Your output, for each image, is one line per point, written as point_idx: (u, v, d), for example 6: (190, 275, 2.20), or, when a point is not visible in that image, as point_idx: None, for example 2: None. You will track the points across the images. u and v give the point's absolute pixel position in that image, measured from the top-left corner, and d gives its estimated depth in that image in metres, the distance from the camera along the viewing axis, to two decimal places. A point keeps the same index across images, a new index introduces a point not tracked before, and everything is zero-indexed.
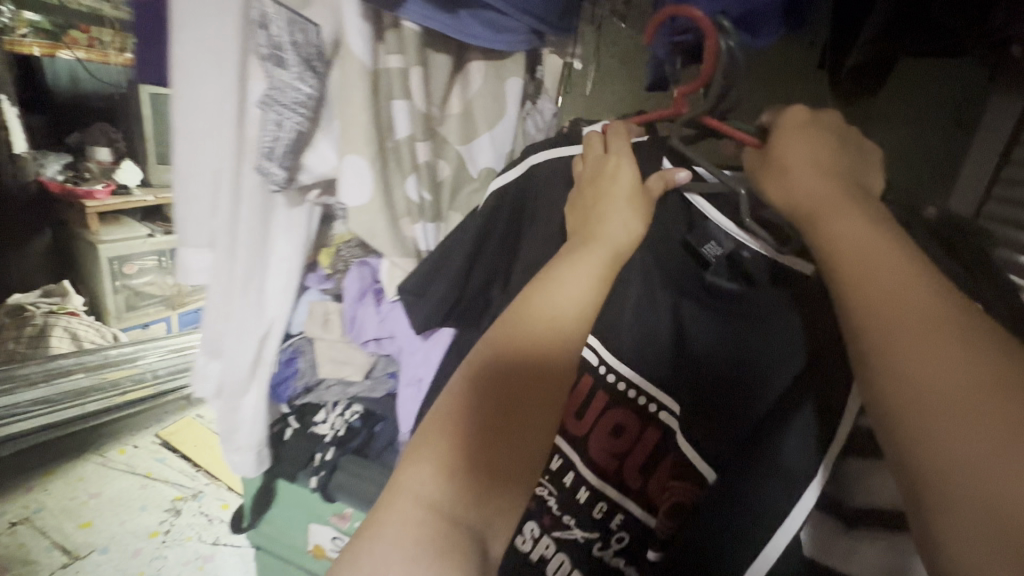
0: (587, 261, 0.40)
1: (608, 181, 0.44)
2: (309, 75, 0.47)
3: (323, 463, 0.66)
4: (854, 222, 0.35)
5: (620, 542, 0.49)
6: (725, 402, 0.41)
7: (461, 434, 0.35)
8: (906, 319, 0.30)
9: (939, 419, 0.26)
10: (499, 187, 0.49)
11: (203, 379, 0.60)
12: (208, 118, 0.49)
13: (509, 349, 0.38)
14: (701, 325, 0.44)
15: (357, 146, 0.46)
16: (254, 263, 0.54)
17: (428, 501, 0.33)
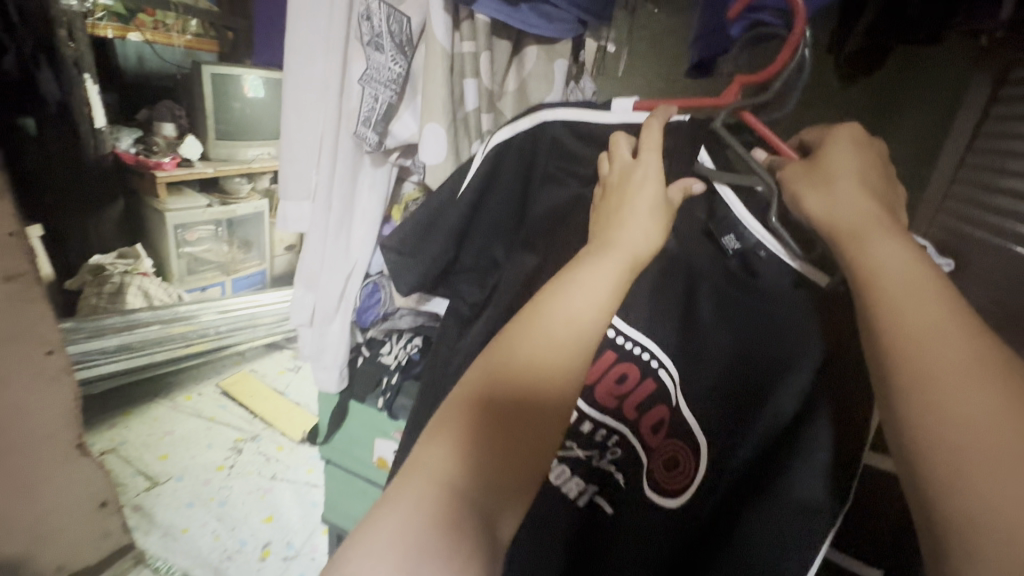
0: (607, 265, 0.43)
1: (635, 181, 0.48)
2: (401, 57, 0.58)
3: (389, 386, 0.78)
4: (891, 247, 0.38)
5: (613, 456, 0.55)
6: (743, 392, 0.48)
7: (482, 421, 0.37)
8: (945, 355, 0.32)
9: (956, 439, 0.30)
10: (513, 135, 0.56)
11: (299, 309, 0.73)
12: (316, 93, 0.62)
13: (534, 345, 0.40)
14: (709, 307, 0.51)
15: (437, 117, 0.58)
16: (345, 211, 0.67)
17: (447, 479, 0.35)
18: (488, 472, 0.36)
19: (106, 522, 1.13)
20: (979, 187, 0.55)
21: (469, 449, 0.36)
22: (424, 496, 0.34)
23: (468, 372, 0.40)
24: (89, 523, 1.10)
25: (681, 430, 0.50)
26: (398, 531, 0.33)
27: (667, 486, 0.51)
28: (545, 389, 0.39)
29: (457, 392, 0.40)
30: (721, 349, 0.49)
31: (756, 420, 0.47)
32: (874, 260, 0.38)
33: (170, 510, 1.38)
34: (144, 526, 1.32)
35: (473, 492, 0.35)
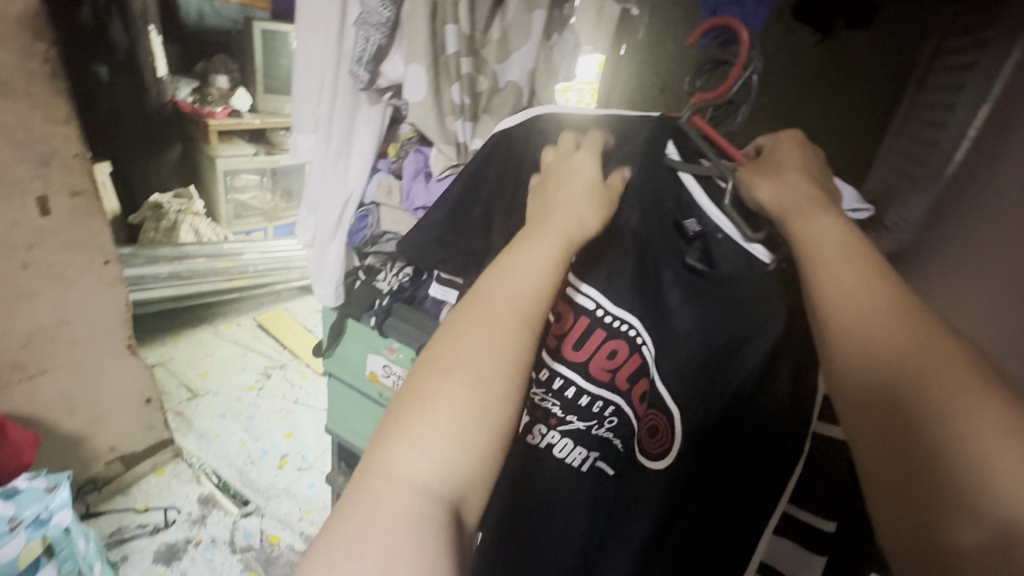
0: (549, 241, 0.48)
1: (579, 166, 0.55)
2: (390, 3, 0.65)
3: (380, 307, 0.89)
4: (829, 224, 0.45)
5: (610, 423, 0.67)
6: (710, 386, 0.57)
7: (440, 419, 0.38)
8: (876, 319, 0.38)
9: (934, 391, 0.33)
10: (506, 129, 0.65)
11: (304, 230, 0.84)
12: (322, 34, 0.70)
13: (485, 304, 0.44)
14: (675, 299, 0.59)
15: (418, 58, 0.65)
16: (342, 144, 0.76)
17: (418, 485, 0.36)
18: (448, 458, 0.37)
19: (150, 416, 1.32)
20: (923, 136, 0.57)
21: (431, 441, 0.37)
22: (390, 512, 0.35)
23: (416, 372, 0.41)
24: (137, 415, 1.29)
25: (660, 404, 0.61)
26: (386, 527, 0.35)
27: (652, 449, 0.62)
28: (488, 366, 0.41)
29: (409, 387, 0.41)
30: (691, 344, 0.58)
31: (722, 411, 0.58)
32: (820, 241, 0.44)
33: (207, 419, 1.57)
34: (184, 428, 1.53)
35: (438, 483, 0.37)
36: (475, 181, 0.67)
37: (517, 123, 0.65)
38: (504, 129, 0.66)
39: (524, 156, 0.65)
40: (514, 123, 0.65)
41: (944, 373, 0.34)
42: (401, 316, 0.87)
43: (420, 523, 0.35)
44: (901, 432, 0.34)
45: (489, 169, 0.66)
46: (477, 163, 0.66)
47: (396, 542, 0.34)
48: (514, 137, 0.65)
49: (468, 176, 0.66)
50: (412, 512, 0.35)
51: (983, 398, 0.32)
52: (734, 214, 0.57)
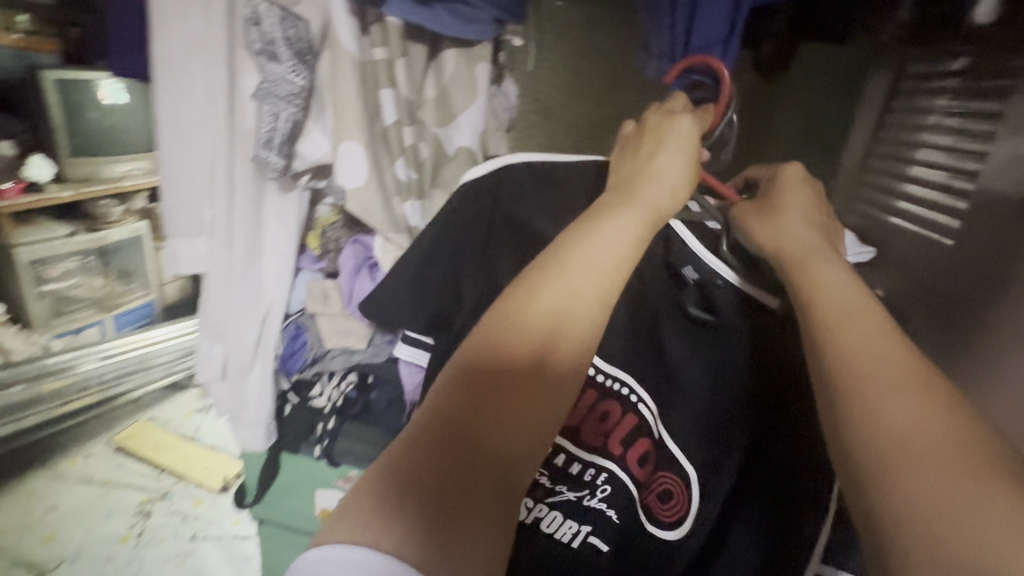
0: (632, 228, 0.38)
1: (649, 192, 0.40)
2: (302, 68, 0.50)
3: (326, 432, 0.71)
4: (838, 273, 0.38)
5: (602, 493, 0.47)
6: (722, 436, 0.44)
7: (487, 378, 0.32)
8: (883, 373, 0.31)
9: (912, 464, 0.27)
10: (476, 177, 0.51)
11: (209, 362, 0.65)
12: (200, 108, 0.54)
13: (567, 271, 0.35)
14: (677, 350, 0.46)
15: (351, 132, 0.51)
16: (251, 247, 0.59)
17: (451, 442, 0.30)
18: (500, 426, 0.31)
19: None
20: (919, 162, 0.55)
21: (460, 402, 0.32)
22: (400, 463, 0.30)
23: (476, 332, 0.34)
24: None
25: (669, 461, 0.45)
26: (412, 472, 0.29)
27: (662, 517, 0.45)
28: (556, 337, 0.34)
29: (474, 341, 0.34)
30: (696, 388, 0.46)
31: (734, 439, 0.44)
32: (821, 286, 0.37)
33: None
34: None
35: (489, 448, 0.31)
36: (444, 269, 0.51)
37: (486, 174, 0.51)
38: (455, 197, 0.51)
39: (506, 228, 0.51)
40: (482, 173, 0.51)
41: (934, 451, 0.27)
42: (354, 437, 0.70)
43: (438, 492, 0.28)
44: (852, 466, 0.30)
45: (461, 253, 0.51)
46: (431, 239, 0.51)
47: (409, 508, 0.28)
48: (489, 189, 0.51)
49: (430, 263, 0.51)
50: (427, 471, 0.29)
51: (966, 480, 0.26)
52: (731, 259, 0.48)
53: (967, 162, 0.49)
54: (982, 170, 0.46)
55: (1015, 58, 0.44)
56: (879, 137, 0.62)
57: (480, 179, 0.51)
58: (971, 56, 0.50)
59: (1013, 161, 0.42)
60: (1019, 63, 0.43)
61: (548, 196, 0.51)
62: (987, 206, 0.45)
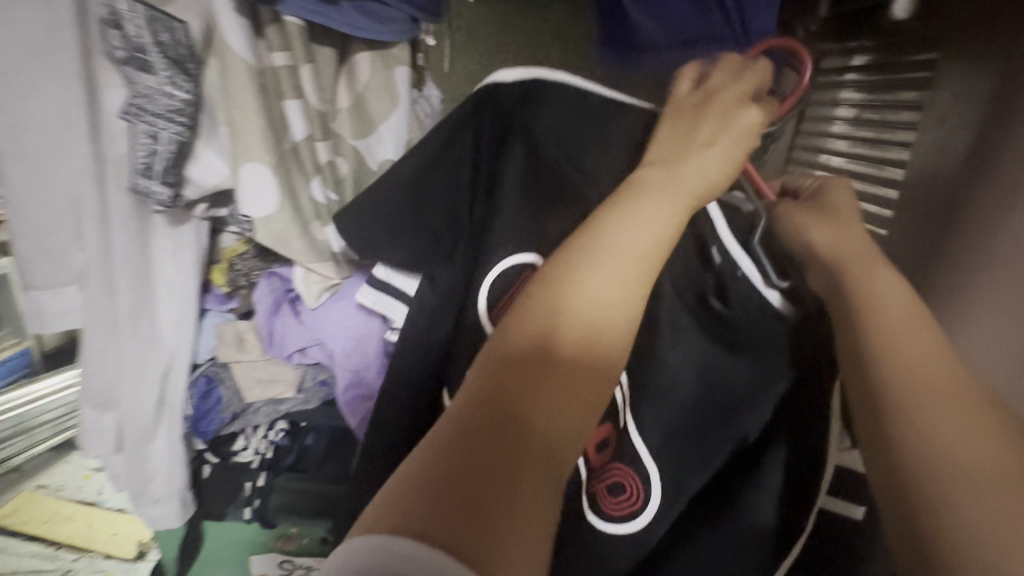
0: (661, 202, 0.34)
1: (682, 172, 0.36)
2: (183, 79, 0.42)
3: (257, 490, 0.63)
4: (895, 283, 0.38)
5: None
6: (703, 430, 0.42)
7: (534, 361, 0.29)
8: (926, 382, 0.33)
9: (966, 476, 0.30)
10: (492, 82, 0.46)
11: (97, 434, 0.54)
12: (55, 134, 0.44)
13: (615, 254, 0.32)
14: (671, 325, 0.42)
15: (253, 151, 0.43)
16: (138, 293, 0.50)
17: (496, 426, 0.27)
18: (559, 410, 0.28)
19: None
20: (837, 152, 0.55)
21: (484, 397, 0.28)
22: (439, 448, 0.26)
23: (521, 311, 0.31)
24: None
25: (631, 457, 0.42)
26: (456, 453, 0.26)
27: (610, 510, 0.42)
28: (574, 316, 0.30)
29: (518, 322, 0.31)
30: (683, 377, 0.42)
31: (721, 437, 0.42)
32: (882, 299, 0.37)
33: None
34: None
35: (547, 432, 0.28)
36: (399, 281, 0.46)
37: (512, 84, 0.45)
38: (406, 181, 0.44)
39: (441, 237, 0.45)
40: (508, 82, 0.45)
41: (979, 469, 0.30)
42: (288, 489, 0.64)
43: (483, 475, 0.25)
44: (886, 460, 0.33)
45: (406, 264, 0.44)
46: (398, 200, 0.44)
47: (456, 508, 0.24)
48: (504, 103, 0.45)
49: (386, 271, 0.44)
50: (471, 461, 0.26)
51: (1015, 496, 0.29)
52: (762, 255, 0.43)
53: (890, 136, 0.48)
54: (905, 159, 0.45)
55: (924, 48, 0.44)
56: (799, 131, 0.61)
57: (502, 84, 0.45)
58: (873, 51, 0.50)
59: (933, 151, 0.42)
60: (930, 54, 0.43)
61: (566, 129, 0.45)
62: (913, 188, 0.44)
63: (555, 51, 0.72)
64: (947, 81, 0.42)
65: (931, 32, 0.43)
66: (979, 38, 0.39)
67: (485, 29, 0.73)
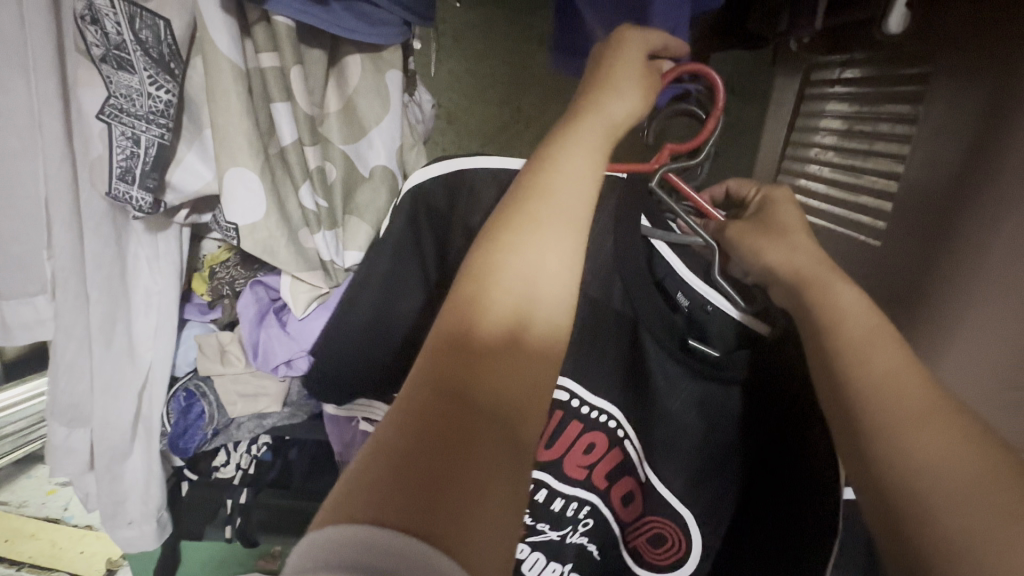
0: (590, 146, 0.32)
1: (605, 103, 0.33)
2: (166, 78, 0.39)
3: (236, 508, 0.60)
4: (855, 295, 0.32)
5: (584, 528, 0.44)
6: (718, 478, 0.39)
7: (479, 333, 0.28)
8: (906, 399, 0.27)
9: (941, 483, 0.24)
10: (417, 182, 0.41)
11: (67, 452, 0.51)
12: (30, 135, 0.42)
13: (554, 216, 0.31)
14: (664, 380, 0.38)
15: (238, 156, 0.42)
16: (111, 303, 0.47)
17: (446, 401, 0.25)
18: (503, 381, 0.27)
19: None
20: (827, 163, 0.55)
21: (429, 374, 0.26)
22: (392, 432, 0.24)
23: (462, 283, 0.29)
24: None
25: (660, 506, 0.40)
26: (411, 435, 0.24)
27: (655, 560, 0.42)
28: (508, 285, 0.29)
29: (461, 293, 0.29)
30: (686, 424, 0.39)
31: (732, 481, 0.39)
32: (837, 318, 0.31)
33: None
34: None
35: (494, 402, 0.26)
36: (369, 314, 0.42)
37: (438, 177, 0.41)
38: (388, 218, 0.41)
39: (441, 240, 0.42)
40: (434, 176, 0.41)
41: (973, 495, 0.24)
42: (266, 512, 0.61)
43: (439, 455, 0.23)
44: (863, 486, 0.27)
45: (402, 274, 0.42)
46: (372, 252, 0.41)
47: (416, 494, 0.22)
48: (439, 198, 0.41)
49: (364, 307, 0.41)
50: (427, 444, 0.24)
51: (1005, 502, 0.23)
52: (729, 285, 0.38)
53: (883, 163, 0.48)
54: (899, 171, 0.46)
55: (916, 62, 0.45)
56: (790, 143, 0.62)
57: (425, 185, 0.41)
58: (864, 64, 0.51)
59: (924, 164, 0.43)
60: (922, 68, 0.44)
61: None
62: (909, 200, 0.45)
63: (542, 58, 0.72)
64: (936, 95, 0.43)
65: (927, 44, 0.44)
66: (967, 56, 0.40)
67: (470, 34, 0.72)
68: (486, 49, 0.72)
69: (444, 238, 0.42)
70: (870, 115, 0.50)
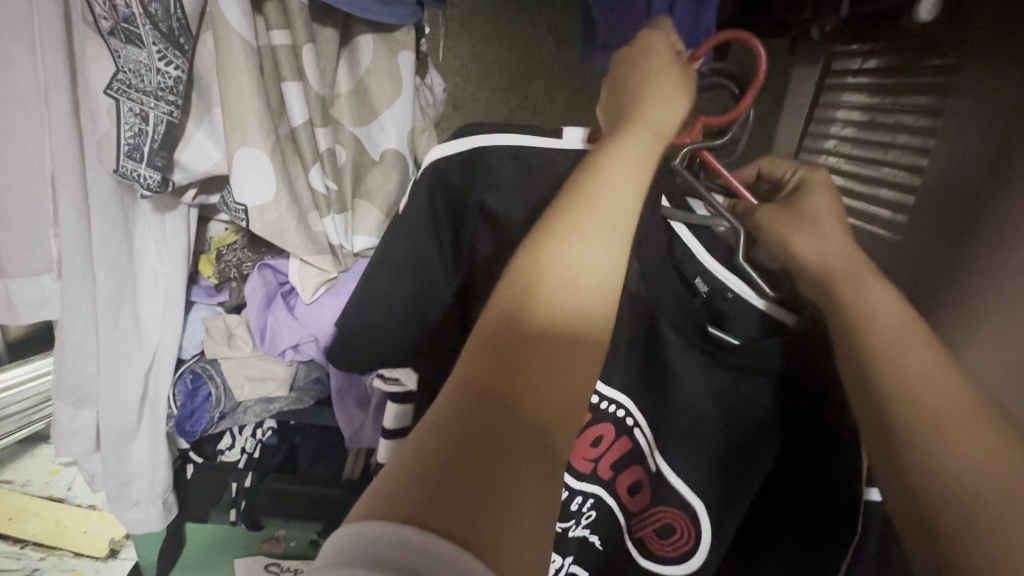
0: (642, 149, 0.30)
1: (650, 108, 0.32)
2: (175, 53, 0.38)
3: (241, 491, 0.60)
4: (877, 285, 0.32)
5: (588, 520, 0.43)
6: (737, 468, 0.39)
7: (524, 333, 0.25)
8: (948, 404, 0.26)
9: (989, 488, 0.24)
10: (439, 157, 0.40)
11: (73, 433, 0.51)
12: (34, 111, 0.42)
13: (601, 210, 0.28)
14: (683, 367, 0.38)
15: (249, 136, 0.41)
16: (118, 283, 0.46)
17: (487, 405, 0.23)
18: (552, 387, 0.25)
19: None
20: (847, 157, 0.54)
21: (472, 374, 0.24)
22: (432, 432, 0.23)
23: (510, 277, 0.27)
24: None
25: (669, 495, 0.40)
26: (451, 437, 0.22)
27: (661, 552, 0.41)
28: (554, 274, 0.27)
29: (506, 290, 0.26)
30: (704, 412, 0.39)
31: (755, 472, 0.38)
32: (867, 309, 0.31)
33: None
34: None
35: (538, 411, 0.24)
36: (377, 299, 0.40)
37: (456, 153, 0.40)
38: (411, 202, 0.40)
39: (456, 226, 0.41)
40: (451, 153, 0.40)
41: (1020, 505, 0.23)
42: (267, 502, 0.58)
43: (479, 460, 0.22)
44: (905, 487, 0.26)
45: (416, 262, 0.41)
46: (394, 232, 0.40)
47: (451, 498, 0.21)
48: (457, 175, 0.40)
49: (377, 288, 0.40)
50: (465, 447, 0.22)
51: None
52: (751, 271, 0.38)
53: (903, 156, 0.47)
54: (923, 165, 0.45)
55: (943, 54, 0.44)
56: (806, 134, 0.61)
57: (445, 162, 0.40)
58: (886, 55, 0.50)
59: (951, 157, 0.42)
60: (949, 61, 0.43)
61: (526, 188, 0.40)
62: (936, 190, 0.44)
63: (549, 45, 0.70)
64: (965, 87, 0.42)
65: (959, 36, 0.42)
66: (1000, 48, 0.39)
67: (481, 18, 0.70)
68: (496, 34, 0.71)
69: (458, 225, 0.41)
70: (893, 107, 0.49)
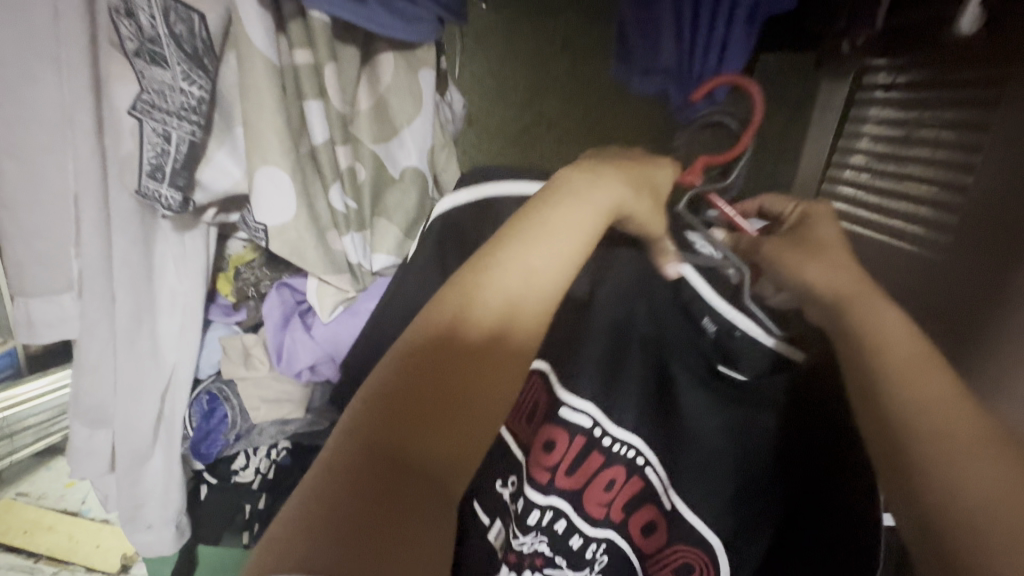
0: (582, 194, 0.32)
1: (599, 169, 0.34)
2: (199, 74, 0.38)
3: (255, 515, 0.58)
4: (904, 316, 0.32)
5: (601, 565, 0.40)
6: (750, 508, 0.36)
7: (436, 366, 0.27)
8: (962, 426, 0.27)
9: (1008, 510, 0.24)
10: (442, 211, 0.41)
11: (88, 453, 0.50)
12: (59, 128, 0.42)
13: (530, 250, 0.30)
14: (694, 407, 0.37)
15: (270, 155, 0.40)
16: (136, 303, 0.46)
17: (393, 438, 0.25)
18: (460, 419, 0.26)
19: None
20: (878, 172, 0.53)
21: (383, 406, 0.26)
22: (341, 465, 0.24)
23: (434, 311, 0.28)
24: None
25: (690, 537, 0.37)
26: (357, 470, 0.24)
27: None
28: (478, 307, 0.28)
29: (428, 323, 0.28)
30: (718, 449, 0.36)
31: (769, 511, 0.36)
32: (882, 336, 0.31)
33: None
34: None
35: (441, 443, 0.25)
36: (396, 319, 0.40)
37: (466, 205, 0.41)
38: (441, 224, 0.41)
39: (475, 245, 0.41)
40: (462, 204, 0.41)
41: None
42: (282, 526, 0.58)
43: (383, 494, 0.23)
44: (935, 509, 0.26)
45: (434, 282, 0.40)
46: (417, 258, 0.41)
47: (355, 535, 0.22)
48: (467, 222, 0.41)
49: (401, 307, 0.40)
50: (370, 482, 0.23)
51: None
52: (760, 310, 0.37)
53: (944, 172, 0.45)
54: (967, 180, 0.43)
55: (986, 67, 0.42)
56: (835, 148, 0.60)
57: (451, 212, 0.41)
58: (916, 69, 0.49)
59: (1005, 171, 0.40)
60: (997, 73, 0.41)
61: None
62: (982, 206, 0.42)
63: (567, 60, 0.70)
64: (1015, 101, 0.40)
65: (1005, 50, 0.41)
66: None
67: (499, 32, 0.70)
68: (514, 48, 0.70)
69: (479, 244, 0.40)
70: (929, 121, 0.47)
